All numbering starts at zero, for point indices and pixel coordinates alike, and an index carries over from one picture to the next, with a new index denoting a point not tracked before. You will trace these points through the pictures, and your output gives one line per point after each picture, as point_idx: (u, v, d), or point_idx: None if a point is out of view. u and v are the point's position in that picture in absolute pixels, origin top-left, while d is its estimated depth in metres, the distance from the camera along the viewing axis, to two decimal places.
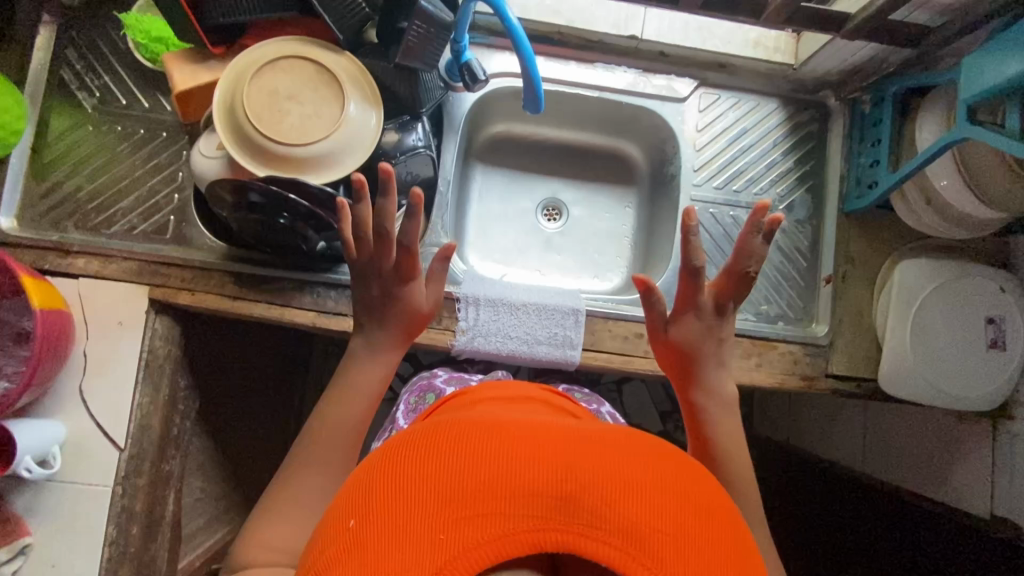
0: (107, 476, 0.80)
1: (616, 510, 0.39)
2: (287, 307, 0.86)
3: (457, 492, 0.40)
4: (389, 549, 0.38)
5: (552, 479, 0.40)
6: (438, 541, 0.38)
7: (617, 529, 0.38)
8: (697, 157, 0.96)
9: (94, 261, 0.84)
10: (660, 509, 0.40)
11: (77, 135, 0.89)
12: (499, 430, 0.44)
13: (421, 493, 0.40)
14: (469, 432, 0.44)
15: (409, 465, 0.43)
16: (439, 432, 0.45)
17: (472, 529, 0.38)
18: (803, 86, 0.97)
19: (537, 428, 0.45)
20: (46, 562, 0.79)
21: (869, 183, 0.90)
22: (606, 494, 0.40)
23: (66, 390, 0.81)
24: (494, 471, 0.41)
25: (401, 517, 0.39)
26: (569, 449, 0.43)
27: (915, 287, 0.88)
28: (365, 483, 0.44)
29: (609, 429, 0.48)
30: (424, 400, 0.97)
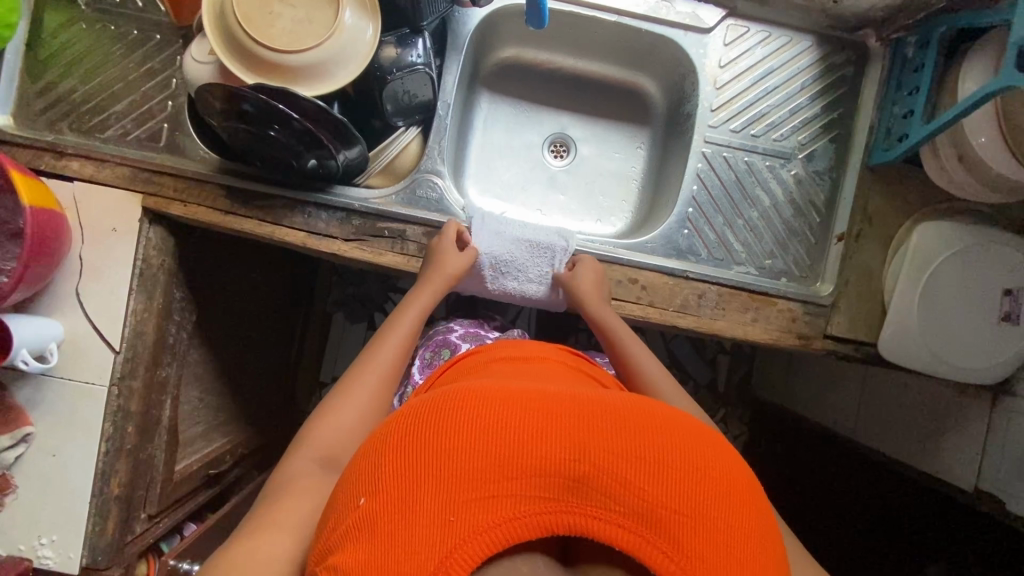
0: (104, 375, 0.84)
1: (624, 489, 0.41)
2: (278, 226, 0.84)
3: (468, 473, 0.41)
4: (403, 530, 0.39)
5: (560, 460, 0.42)
6: (450, 523, 0.39)
7: (626, 508, 0.41)
8: (716, 97, 0.89)
9: (88, 164, 0.84)
10: (672, 485, 0.42)
11: (71, 33, 0.87)
12: (507, 406, 0.45)
13: (429, 474, 0.41)
14: (474, 406, 0.45)
15: (415, 442, 0.43)
16: (442, 404, 0.45)
17: (484, 512, 0.40)
18: (842, 23, 0.88)
19: (545, 402, 0.46)
20: (47, 450, 0.83)
21: (899, 136, 0.83)
22: (614, 472, 0.42)
23: (62, 290, 0.83)
24: (502, 452, 0.42)
25: (411, 498, 0.40)
26: (577, 426, 0.44)
27: (931, 251, 0.83)
28: (370, 457, 0.45)
29: (619, 396, 0.48)
30: (439, 356, 0.96)
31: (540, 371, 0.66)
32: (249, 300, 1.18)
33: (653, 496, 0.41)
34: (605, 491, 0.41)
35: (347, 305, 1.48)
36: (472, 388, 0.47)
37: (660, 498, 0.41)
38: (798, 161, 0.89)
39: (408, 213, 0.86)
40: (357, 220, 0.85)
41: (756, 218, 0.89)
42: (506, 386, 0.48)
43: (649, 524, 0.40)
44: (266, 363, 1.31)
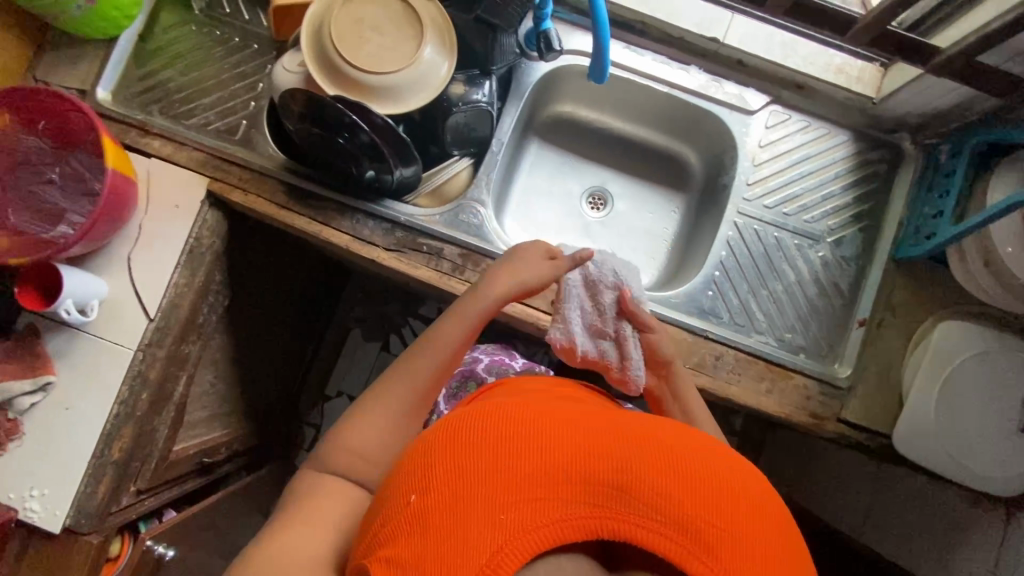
0: (132, 340, 0.87)
1: (663, 502, 0.44)
2: (327, 226, 0.89)
3: (518, 475, 0.44)
4: (457, 525, 0.42)
5: (605, 470, 0.46)
6: (502, 521, 0.42)
7: (668, 519, 0.44)
8: (753, 173, 0.94)
9: (167, 145, 0.91)
10: (708, 502, 0.45)
11: (181, 32, 0.97)
12: (553, 422, 0.49)
13: (481, 477, 0.44)
14: (519, 419, 0.49)
15: (464, 447, 0.46)
16: (488, 415, 0.49)
17: (535, 511, 0.43)
18: (879, 124, 0.93)
19: (587, 424, 0.50)
20: (61, 404, 0.86)
21: (927, 234, 0.86)
22: (654, 487, 0.45)
23: (116, 253, 0.88)
24: (548, 461, 0.46)
25: (465, 497, 0.43)
26: (617, 443, 0.48)
27: (952, 351, 0.84)
28: (420, 459, 0.48)
29: (651, 424, 0.53)
30: (465, 386, 0.95)
31: (572, 396, 0.69)
32: (277, 299, 1.22)
33: (691, 511, 0.44)
34: (647, 502, 0.44)
35: (367, 322, 1.51)
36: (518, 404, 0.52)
37: (696, 512, 0.44)
38: (826, 244, 0.93)
39: (449, 233, 0.90)
40: (400, 232, 0.90)
41: (780, 291, 0.92)
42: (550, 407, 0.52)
43: (688, 535, 0.43)
44: (278, 364, 1.33)
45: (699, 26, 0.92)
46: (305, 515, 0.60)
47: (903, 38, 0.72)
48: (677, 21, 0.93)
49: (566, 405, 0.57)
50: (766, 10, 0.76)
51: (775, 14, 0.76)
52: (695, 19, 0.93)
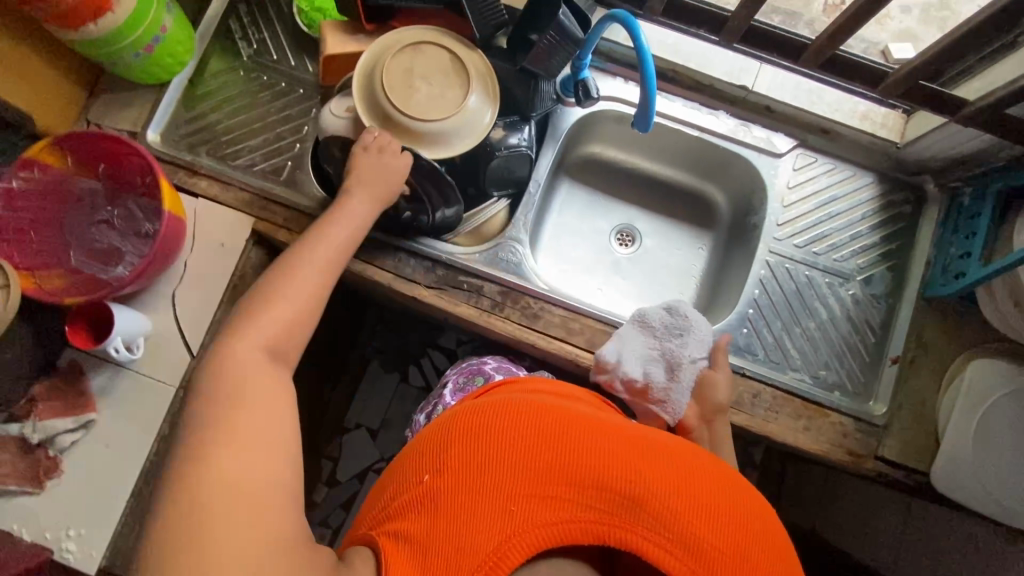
0: (174, 377, 0.88)
1: (665, 517, 0.48)
2: (368, 264, 0.91)
3: (530, 475, 0.49)
4: (468, 509, 0.48)
5: (614, 481, 0.50)
6: (511, 512, 0.48)
7: (667, 534, 0.47)
8: (783, 213, 0.97)
9: (214, 185, 0.94)
10: (707, 523, 0.49)
11: (229, 77, 1.01)
12: (569, 428, 0.54)
13: (495, 472, 0.50)
14: (536, 423, 0.53)
15: (480, 440, 0.52)
16: (508, 415, 0.54)
17: (541, 509, 0.48)
18: (903, 167, 0.97)
19: (602, 433, 0.54)
20: (100, 441, 0.85)
21: (956, 273, 0.88)
22: (660, 503, 0.49)
23: (161, 290, 0.90)
24: (559, 465, 0.50)
25: (478, 486, 0.49)
26: (629, 457, 0.52)
27: (986, 389, 0.86)
28: (438, 444, 0.53)
29: (665, 443, 0.56)
30: (473, 383, 0.96)
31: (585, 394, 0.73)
32: None
33: (689, 527, 0.48)
34: (650, 515, 0.48)
35: (385, 354, 1.52)
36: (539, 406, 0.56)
37: (695, 530, 0.48)
38: (856, 282, 0.95)
39: (489, 271, 0.92)
40: (442, 270, 0.92)
41: (813, 329, 0.94)
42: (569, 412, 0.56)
43: (686, 549, 0.47)
44: (302, 397, 1.33)
45: (729, 75, 0.96)
46: (230, 396, 0.57)
47: (931, 90, 0.76)
48: (708, 70, 0.97)
49: (586, 409, 0.61)
50: (800, 63, 0.81)
51: (809, 66, 0.81)
52: (724, 68, 0.97)
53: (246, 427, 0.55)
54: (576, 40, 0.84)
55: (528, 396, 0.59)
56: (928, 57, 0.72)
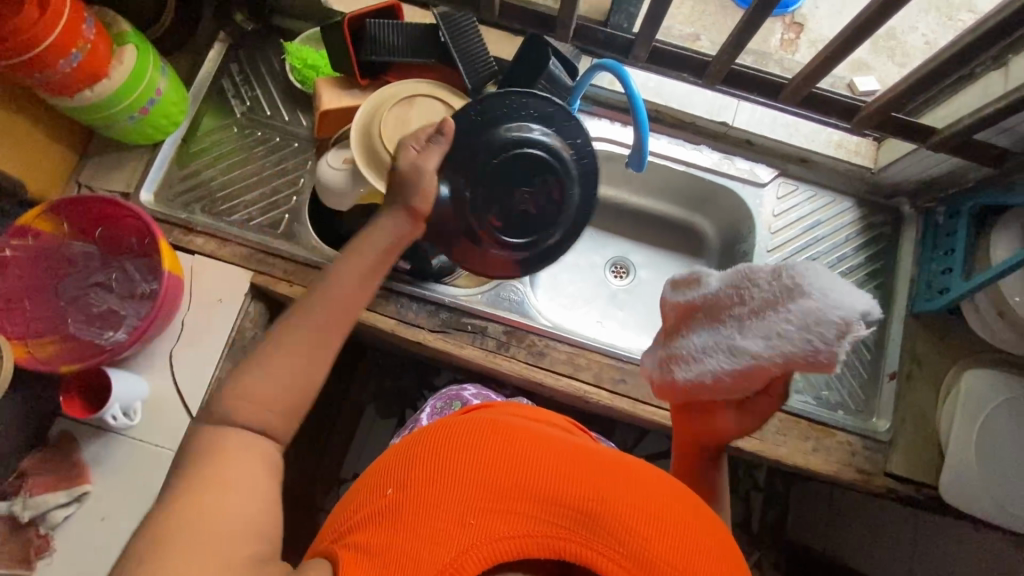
0: (173, 441, 0.85)
1: (624, 532, 0.46)
2: (370, 312, 0.91)
3: (492, 487, 0.48)
4: (429, 521, 0.45)
5: (576, 497, 0.48)
6: (468, 524, 0.45)
7: (628, 551, 0.45)
8: (771, 240, 1.01)
9: (211, 242, 0.93)
10: (669, 542, 0.47)
11: (221, 134, 1.01)
12: (538, 445, 0.52)
13: (459, 485, 0.48)
14: (504, 441, 0.52)
15: (447, 455, 0.50)
16: (478, 433, 0.53)
17: (500, 523, 0.45)
18: (878, 190, 1.02)
19: (568, 451, 0.53)
20: (95, 515, 0.81)
21: (940, 288, 0.92)
22: (620, 519, 0.47)
23: (158, 351, 0.88)
24: (522, 479, 0.48)
25: (439, 499, 0.47)
26: (592, 474, 0.50)
27: (982, 398, 0.88)
28: (404, 462, 0.52)
29: (630, 465, 0.55)
30: (451, 408, 0.95)
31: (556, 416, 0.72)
32: None
33: (647, 544, 0.46)
34: (609, 531, 0.46)
35: (381, 398, 1.49)
36: (507, 425, 0.55)
37: (654, 549, 0.46)
38: None
39: (492, 312, 0.93)
40: (445, 313, 0.92)
41: None
42: (538, 432, 0.56)
43: (642, 566, 0.45)
44: (299, 450, 1.29)
45: (710, 112, 1.01)
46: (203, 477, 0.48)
47: (902, 121, 0.82)
48: (689, 109, 1.02)
49: (556, 432, 0.60)
50: (779, 100, 0.86)
51: (788, 103, 0.86)
52: (704, 106, 1.02)
53: (235, 484, 0.49)
54: (565, 87, 0.89)
55: (499, 417, 0.58)
56: (898, 91, 0.77)
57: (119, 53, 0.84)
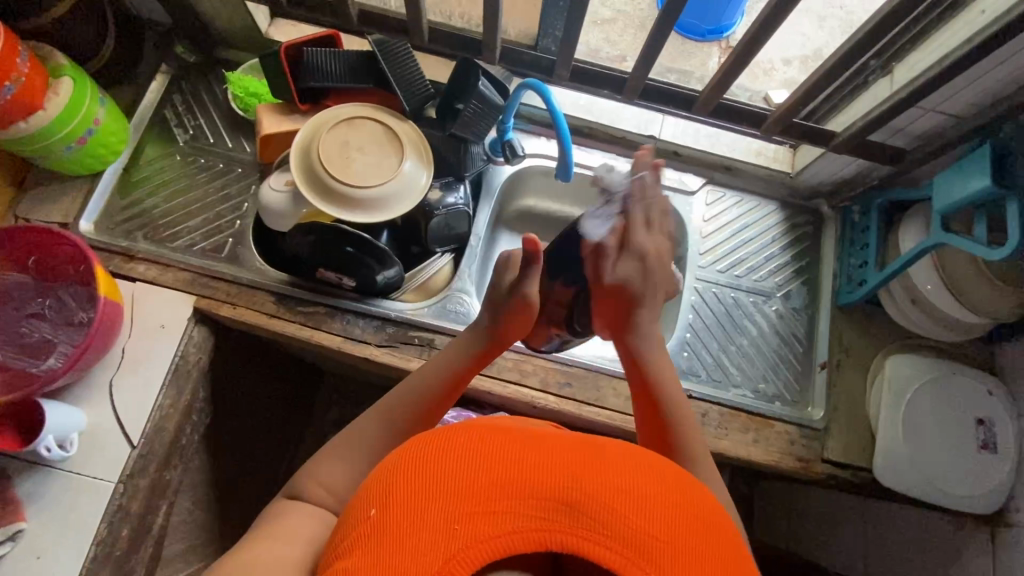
0: (113, 471, 0.83)
1: (611, 516, 0.41)
2: (317, 330, 0.92)
3: (469, 487, 0.43)
4: (410, 534, 0.41)
5: (556, 484, 0.43)
6: (454, 529, 0.41)
7: (618, 536, 0.41)
8: (704, 244, 1.06)
9: (153, 268, 0.93)
10: (658, 520, 0.42)
11: (164, 163, 1.02)
12: (514, 437, 0.47)
13: (438, 490, 0.43)
14: (482, 438, 0.46)
15: (425, 464, 0.45)
16: (453, 434, 0.47)
17: (482, 524, 0.41)
18: (798, 193, 1.09)
19: (546, 439, 0.48)
20: (31, 552, 0.79)
21: (859, 281, 0.98)
22: (605, 500, 0.42)
23: (98, 379, 0.86)
24: (503, 474, 0.43)
25: (421, 507, 0.42)
26: (571, 457, 0.45)
27: (904, 382, 0.94)
28: (382, 476, 0.47)
29: (612, 442, 0.50)
30: None
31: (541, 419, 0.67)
32: None
33: (637, 524, 0.41)
34: (596, 518, 0.41)
35: None
36: (481, 423, 0.49)
37: (645, 528, 0.41)
38: (777, 298, 1.04)
39: (438, 323, 0.94)
40: (391, 327, 0.94)
41: (747, 345, 1.01)
42: (514, 426, 0.50)
43: (634, 548, 0.40)
44: None
45: (638, 126, 1.07)
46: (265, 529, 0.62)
47: (804, 127, 0.89)
48: (618, 124, 1.07)
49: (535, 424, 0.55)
50: (695, 111, 0.92)
51: (703, 113, 0.92)
52: (633, 121, 1.07)
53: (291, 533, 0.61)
54: (497, 106, 0.94)
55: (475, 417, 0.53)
56: (796, 99, 0.85)
57: (56, 85, 0.85)
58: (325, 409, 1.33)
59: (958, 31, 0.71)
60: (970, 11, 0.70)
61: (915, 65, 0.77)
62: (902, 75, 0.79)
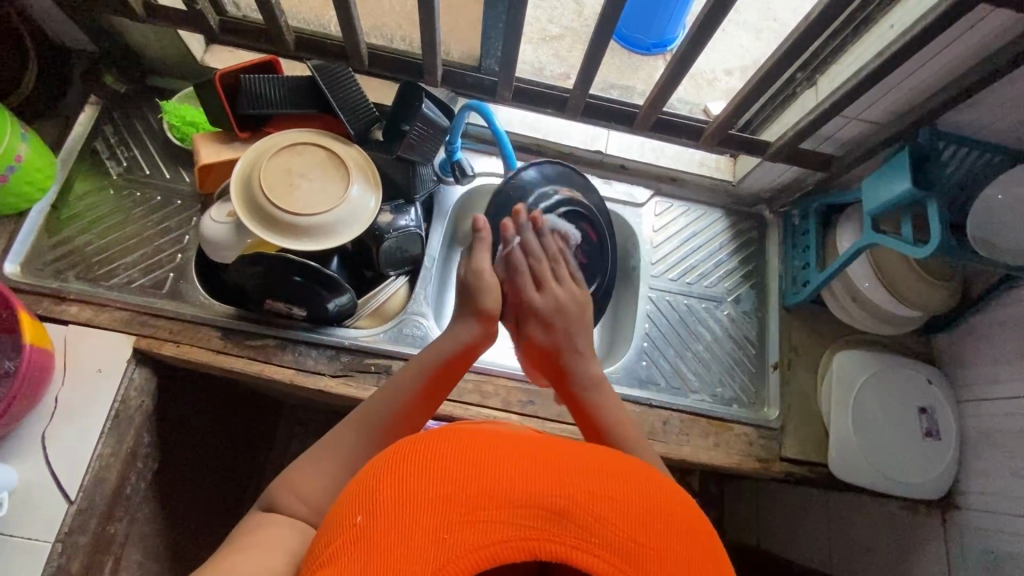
0: (50, 530, 0.77)
1: (599, 524, 0.39)
2: (268, 364, 0.90)
3: (456, 492, 0.39)
4: (396, 543, 0.37)
5: (542, 491, 0.39)
6: (444, 539, 0.37)
7: (606, 542, 0.38)
8: (655, 253, 1.08)
9: (86, 308, 0.88)
10: (645, 525, 0.40)
11: (97, 197, 0.98)
12: (497, 442, 0.43)
13: (424, 496, 0.39)
14: (464, 445, 0.42)
15: (413, 470, 0.41)
16: (437, 439, 0.43)
17: (472, 532, 0.38)
18: (742, 200, 1.13)
19: (529, 442, 0.44)
20: None
21: (803, 282, 1.02)
22: (592, 507, 0.39)
23: (28, 433, 0.81)
24: (489, 480, 0.40)
25: (409, 513, 0.38)
26: (558, 462, 0.42)
27: (852, 376, 0.97)
28: (366, 482, 0.42)
29: (596, 445, 0.47)
30: None
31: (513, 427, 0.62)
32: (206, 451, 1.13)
33: (623, 529, 0.39)
34: (583, 525, 0.39)
35: None
36: (462, 429, 0.45)
37: (631, 533, 0.39)
38: (728, 302, 1.07)
39: (395, 349, 0.93)
40: (346, 356, 0.92)
41: (702, 350, 1.03)
42: (497, 431, 0.46)
43: (624, 557, 0.38)
44: None
45: (584, 142, 1.09)
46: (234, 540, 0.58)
47: (740, 137, 0.93)
48: (566, 141, 1.09)
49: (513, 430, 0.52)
50: (636, 127, 0.95)
51: (644, 129, 0.95)
52: (580, 137, 1.09)
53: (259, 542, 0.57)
54: (443, 128, 0.94)
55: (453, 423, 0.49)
56: (730, 113, 0.88)
57: None
58: (288, 441, 1.29)
59: (872, 44, 0.76)
60: (880, 25, 0.75)
61: (837, 77, 0.82)
62: (826, 86, 0.83)
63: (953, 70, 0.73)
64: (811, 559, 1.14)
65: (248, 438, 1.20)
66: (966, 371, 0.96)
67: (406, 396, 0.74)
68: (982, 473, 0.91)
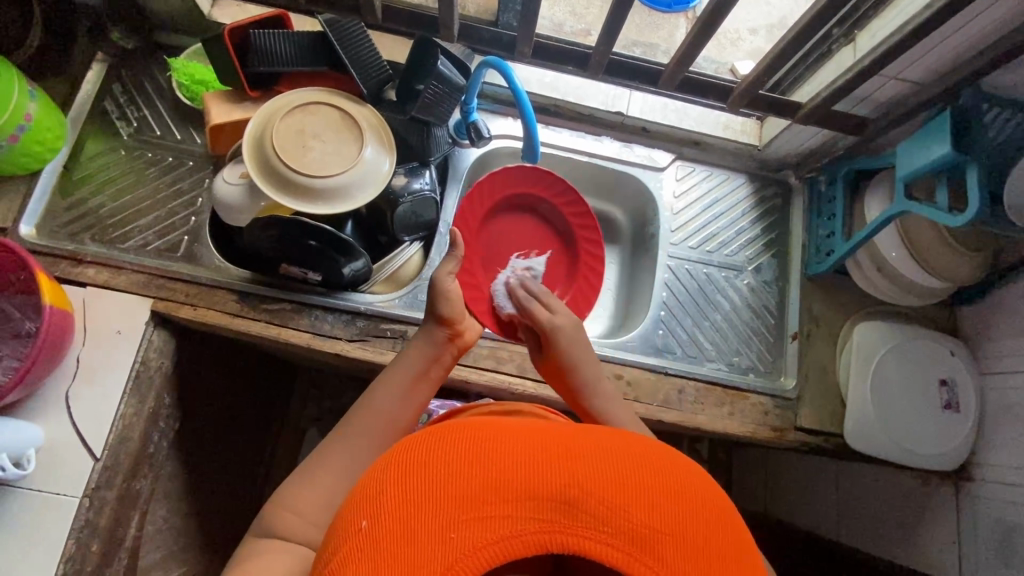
0: (78, 485, 0.79)
1: (611, 512, 0.39)
2: (284, 327, 0.90)
3: (463, 490, 0.39)
4: (405, 548, 0.37)
5: (551, 482, 0.39)
6: (452, 538, 0.37)
7: (618, 528, 0.38)
8: (675, 221, 1.06)
9: (103, 271, 0.88)
10: (660, 510, 0.40)
11: (109, 158, 0.96)
12: (505, 431, 0.43)
13: (431, 495, 0.39)
14: (473, 437, 0.42)
15: (417, 469, 0.41)
16: (443, 433, 0.43)
17: (482, 529, 0.38)
18: (767, 165, 1.09)
19: (538, 429, 0.44)
20: None
21: (827, 251, 0.99)
22: (603, 495, 0.39)
23: (53, 392, 0.82)
24: (496, 475, 0.40)
25: (413, 515, 0.38)
26: (569, 450, 0.42)
27: (872, 347, 0.95)
28: (371, 483, 0.42)
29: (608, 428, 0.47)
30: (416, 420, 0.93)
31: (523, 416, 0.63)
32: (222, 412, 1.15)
33: (636, 515, 0.39)
34: (596, 513, 0.38)
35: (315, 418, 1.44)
36: (470, 422, 0.45)
37: (645, 519, 0.39)
38: (748, 271, 1.05)
39: (410, 315, 0.92)
40: (362, 321, 0.91)
41: (720, 319, 1.01)
42: (507, 420, 0.46)
43: (638, 544, 0.38)
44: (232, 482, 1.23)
45: (604, 103, 1.05)
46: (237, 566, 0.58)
47: (770, 98, 0.89)
48: (585, 101, 1.05)
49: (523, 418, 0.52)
50: (661, 85, 0.91)
51: (669, 88, 0.91)
52: (600, 98, 1.05)
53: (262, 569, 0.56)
54: (459, 87, 0.90)
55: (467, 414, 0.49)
56: (762, 71, 0.84)
57: None
58: (304, 403, 1.32)
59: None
60: None
61: (877, 32, 0.77)
62: (866, 42, 0.79)
63: (1003, 25, 0.68)
64: (819, 525, 1.15)
65: (264, 399, 1.22)
66: (991, 344, 0.94)
67: (393, 398, 0.72)
68: (1002, 445, 0.90)
